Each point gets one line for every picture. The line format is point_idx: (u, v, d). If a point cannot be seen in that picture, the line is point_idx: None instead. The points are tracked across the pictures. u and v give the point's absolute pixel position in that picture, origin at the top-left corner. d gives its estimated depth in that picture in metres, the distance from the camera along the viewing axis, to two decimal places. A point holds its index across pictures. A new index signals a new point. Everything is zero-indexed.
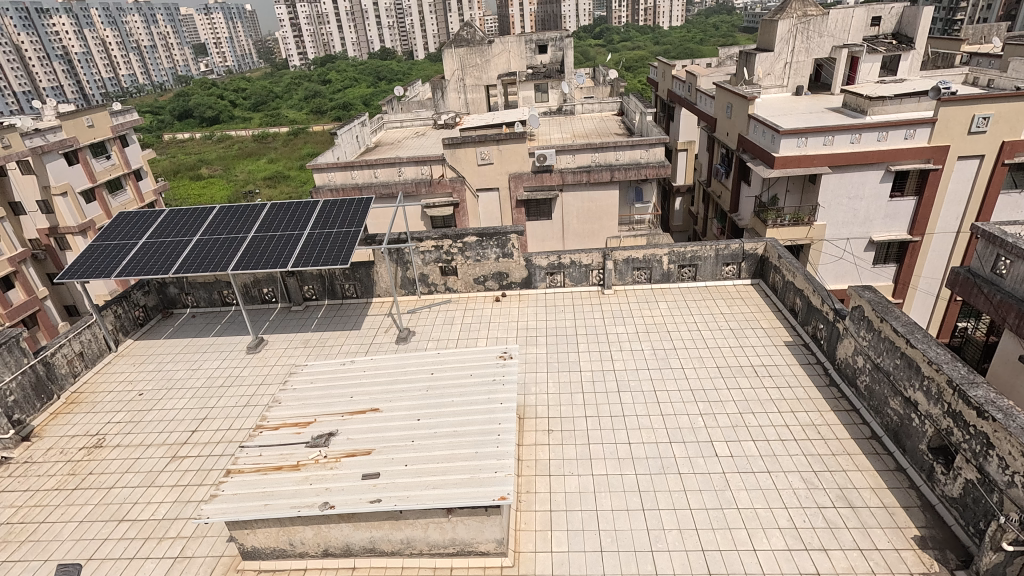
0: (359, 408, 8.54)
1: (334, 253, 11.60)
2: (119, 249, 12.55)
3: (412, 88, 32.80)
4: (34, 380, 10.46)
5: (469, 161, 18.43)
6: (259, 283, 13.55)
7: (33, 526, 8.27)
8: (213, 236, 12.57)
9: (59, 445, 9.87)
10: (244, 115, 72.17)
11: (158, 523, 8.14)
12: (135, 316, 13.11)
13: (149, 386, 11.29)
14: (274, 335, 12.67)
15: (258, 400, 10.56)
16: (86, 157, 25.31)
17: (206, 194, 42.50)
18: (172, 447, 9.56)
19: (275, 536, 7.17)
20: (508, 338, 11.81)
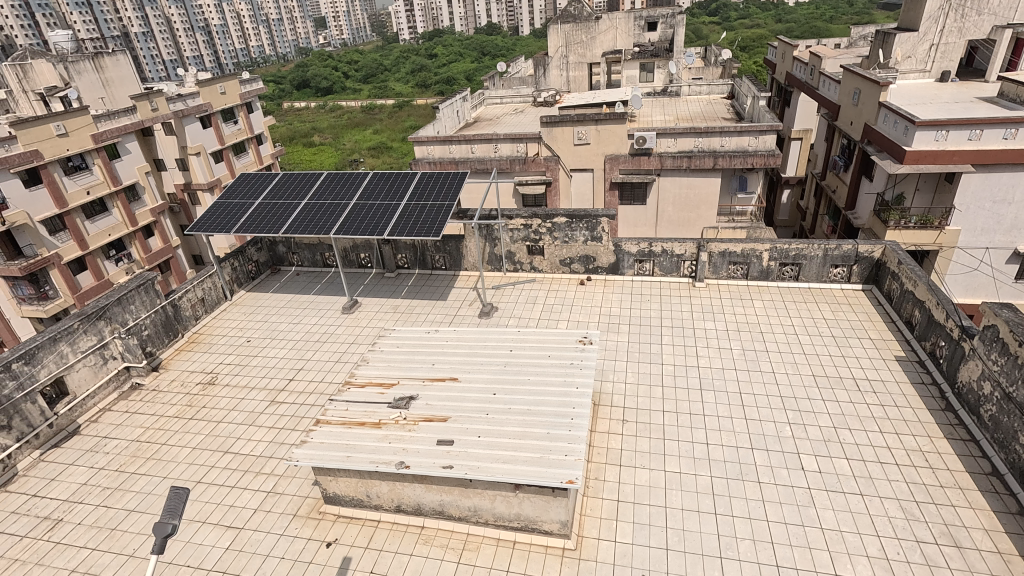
0: (439, 376, 8.86)
1: (427, 225, 11.98)
2: (239, 207, 13.75)
3: (515, 65, 32.80)
4: (164, 319, 11.80)
5: (566, 141, 18.23)
6: (357, 249, 14.35)
7: (156, 447, 9.43)
8: (320, 201, 13.42)
9: (181, 378, 11.13)
10: (356, 86, 75.77)
11: (256, 459, 9.00)
12: (248, 270, 14.35)
13: (257, 334, 12.39)
14: (367, 298, 13.40)
15: (349, 357, 11.28)
16: (217, 121, 27.80)
17: (316, 161, 45.35)
18: (272, 392, 10.49)
19: (355, 486, 7.69)
20: (590, 323, 11.67)
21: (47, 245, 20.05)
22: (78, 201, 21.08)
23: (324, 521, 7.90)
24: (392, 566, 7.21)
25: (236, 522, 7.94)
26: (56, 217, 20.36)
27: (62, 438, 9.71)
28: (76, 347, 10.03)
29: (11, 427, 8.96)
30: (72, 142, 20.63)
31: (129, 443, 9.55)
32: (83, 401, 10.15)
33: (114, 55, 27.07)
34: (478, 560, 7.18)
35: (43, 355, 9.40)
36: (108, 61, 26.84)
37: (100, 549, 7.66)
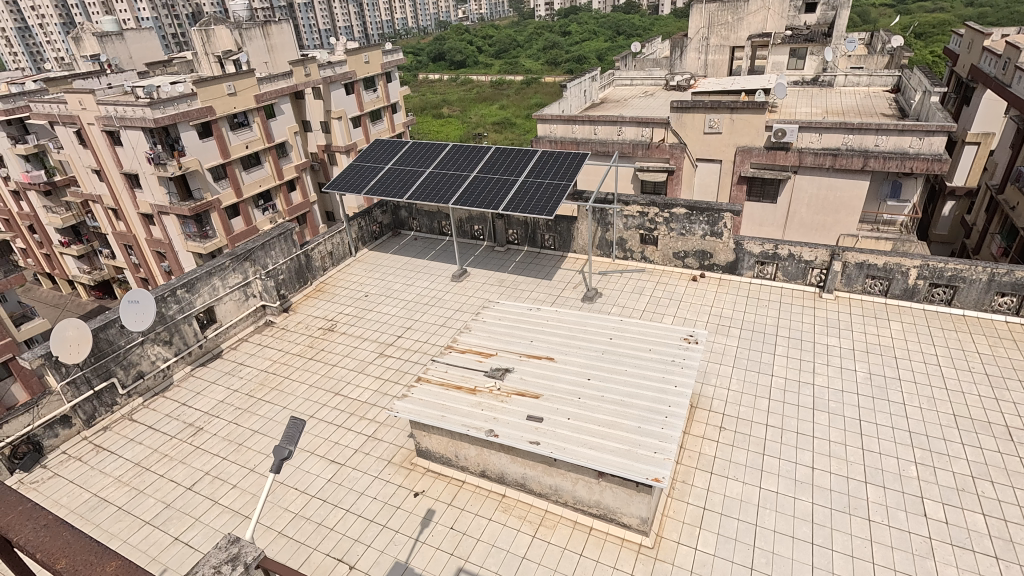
0: (536, 353, 8.99)
1: (542, 203, 12.02)
2: (370, 170, 14.74)
3: (650, 46, 31.56)
4: (297, 267, 13.06)
5: (695, 128, 17.26)
6: (472, 221, 14.82)
7: (280, 379, 10.57)
8: (443, 171, 13.98)
9: (306, 321, 12.31)
10: (488, 61, 77.14)
11: (361, 404, 9.78)
12: (372, 230, 15.39)
13: (373, 291, 13.30)
14: (476, 269, 13.84)
15: (454, 323, 11.77)
16: (359, 89, 29.79)
17: (443, 133, 47.13)
18: (381, 345, 11.28)
19: (445, 445, 8.10)
20: (697, 322, 11.14)
21: (211, 191, 22.91)
22: (238, 154, 23.76)
23: (414, 471, 8.43)
24: (471, 526, 7.54)
25: (339, 458, 8.72)
26: (220, 167, 23.15)
27: (208, 359, 11.20)
28: (226, 282, 11.41)
29: (170, 343, 10.52)
30: (239, 101, 23.23)
31: (260, 372, 10.80)
32: (227, 330, 11.60)
33: (280, 23, 29.92)
34: (553, 538, 7.29)
35: (200, 285, 10.83)
36: (274, 29, 29.67)
37: (227, 460, 8.80)
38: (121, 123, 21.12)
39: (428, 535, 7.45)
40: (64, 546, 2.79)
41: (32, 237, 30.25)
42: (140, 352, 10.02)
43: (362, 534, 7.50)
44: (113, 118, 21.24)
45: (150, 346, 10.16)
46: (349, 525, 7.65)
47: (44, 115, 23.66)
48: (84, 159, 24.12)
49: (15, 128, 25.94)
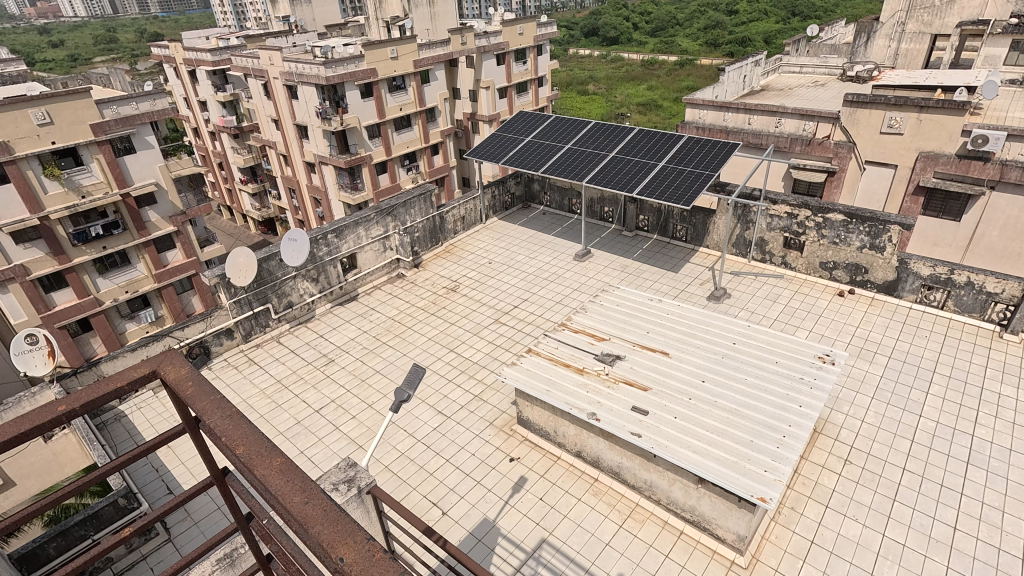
0: (650, 345, 8.72)
1: (680, 192, 11.46)
2: (511, 141, 15.06)
3: (829, 30, 28.26)
4: (431, 227, 13.80)
5: (869, 126, 15.34)
6: (603, 202, 14.61)
7: (404, 328, 11.38)
8: (581, 148, 13.86)
9: (432, 279, 13.05)
10: (642, 38, 74.01)
11: (472, 364, 10.25)
12: (504, 200, 15.77)
13: (497, 259, 13.69)
14: (600, 252, 13.68)
15: (570, 302, 11.78)
16: (510, 60, 30.20)
17: (584, 110, 46.50)
18: (497, 312, 11.66)
19: (546, 419, 8.25)
20: (836, 342, 10.08)
21: (365, 147, 24.86)
22: (392, 115, 25.42)
23: (513, 437, 8.71)
24: (559, 501, 7.66)
25: (445, 410, 9.26)
26: (375, 126, 24.96)
27: (345, 300, 12.34)
28: (369, 233, 12.38)
29: (317, 280, 11.71)
30: (399, 65, 24.74)
31: (386, 319, 11.71)
32: (364, 276, 12.68)
33: None
34: (640, 532, 7.17)
35: (348, 232, 11.86)
36: None
37: (351, 392, 9.74)
38: (300, 79, 23.51)
39: (517, 500, 7.70)
40: (243, 432, 2.25)
41: (220, 174, 35.14)
42: (292, 285, 11.28)
43: (457, 485, 7.95)
44: (293, 74, 23.70)
45: (300, 281, 11.40)
46: (447, 474, 8.14)
47: (241, 68, 27.02)
48: (267, 109, 27.26)
49: (218, 78, 29.97)
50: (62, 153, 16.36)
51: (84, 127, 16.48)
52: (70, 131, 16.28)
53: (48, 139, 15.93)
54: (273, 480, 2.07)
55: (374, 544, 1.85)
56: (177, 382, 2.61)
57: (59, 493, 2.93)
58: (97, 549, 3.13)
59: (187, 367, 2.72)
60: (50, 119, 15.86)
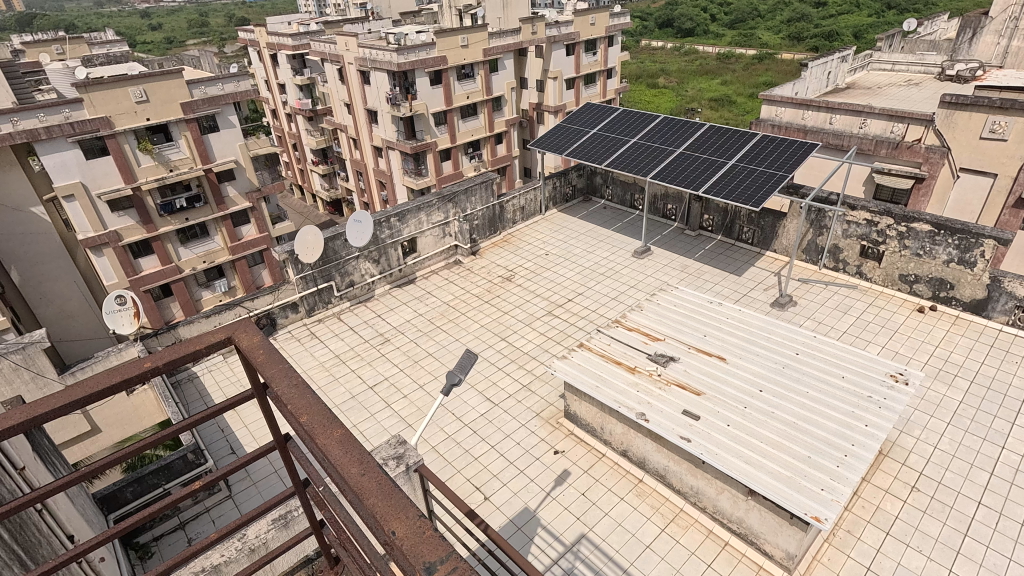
0: (707, 349, 8.46)
1: (749, 192, 10.99)
2: (576, 133, 14.91)
3: (929, 25, 26.14)
4: (491, 215, 13.90)
5: (967, 130, 14.13)
6: (667, 198, 14.25)
7: (458, 314, 11.57)
8: (647, 143, 13.54)
9: (489, 267, 13.16)
10: (719, 31, 71.07)
11: (523, 355, 10.29)
12: (565, 192, 15.64)
13: (554, 251, 13.63)
14: (660, 250, 13.36)
15: (626, 299, 11.58)
16: (580, 51, 29.78)
17: (653, 104, 45.31)
18: (551, 304, 11.64)
19: (594, 415, 8.19)
20: (911, 361, 9.42)
21: (431, 134, 25.29)
22: (459, 103, 25.69)
23: (559, 430, 8.70)
24: (601, 499, 7.61)
25: (493, 398, 9.37)
26: (442, 113, 25.31)
27: (404, 283, 12.65)
28: (430, 218, 12.61)
29: (378, 262, 12.06)
30: (469, 53, 24.94)
31: (442, 304, 11.93)
32: (423, 260, 12.94)
33: None
34: (682, 539, 7.02)
35: (410, 217, 12.14)
36: None
37: (404, 373, 10.02)
38: (373, 65, 24.16)
39: (559, 493, 7.70)
40: (308, 402, 2.24)
41: (294, 154, 36.73)
42: (354, 265, 11.68)
43: (500, 472, 8.05)
44: (367, 60, 24.35)
45: (362, 261, 11.78)
46: (492, 460, 8.25)
47: (318, 53, 28.04)
48: (340, 93, 28.19)
49: (297, 62, 31.24)
50: (155, 129, 17.60)
51: (175, 106, 17.68)
52: (163, 109, 17.49)
53: (143, 115, 17.17)
54: (333, 451, 2.02)
55: (425, 522, 1.78)
56: (250, 349, 2.70)
57: (140, 445, 3.16)
58: (168, 499, 3.38)
59: (260, 337, 2.82)
60: (147, 97, 17.09)
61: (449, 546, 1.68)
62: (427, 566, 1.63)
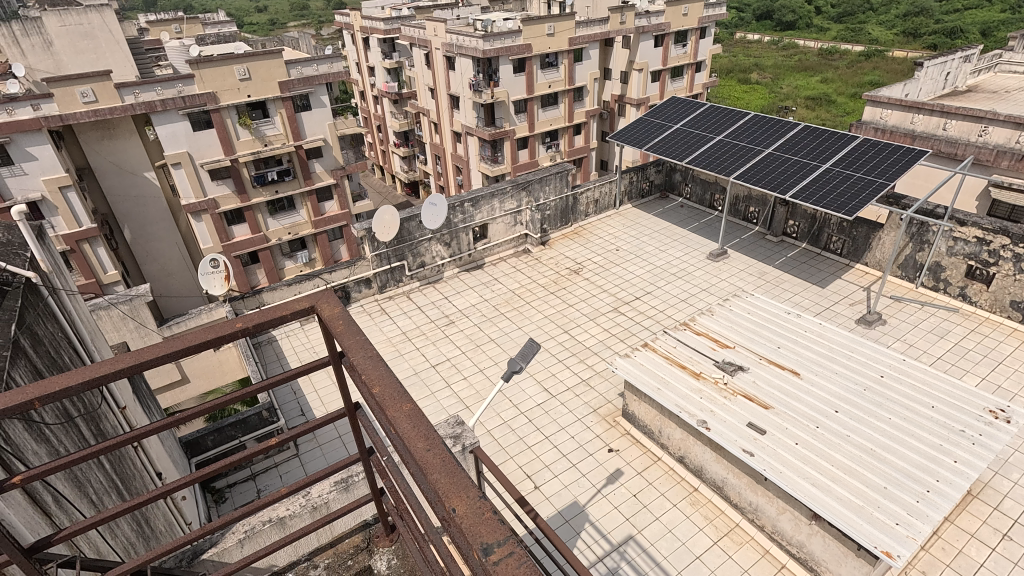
0: (780, 361, 8.04)
1: (842, 200, 10.26)
2: (658, 127, 14.50)
3: None
4: (564, 206, 13.81)
5: None
6: (749, 200, 13.59)
7: (522, 302, 11.63)
8: (734, 141, 12.94)
9: (557, 258, 13.10)
10: (824, 24, 66.31)
11: (584, 349, 10.22)
12: (642, 188, 15.26)
13: (625, 247, 13.36)
14: (738, 253, 12.79)
15: (696, 303, 11.19)
16: (669, 42, 28.73)
17: (743, 101, 43.15)
18: (617, 301, 11.45)
19: (652, 417, 8.02)
20: (1015, 397, 8.52)
21: (510, 122, 25.38)
22: (540, 92, 25.57)
23: (615, 428, 8.59)
24: (652, 502, 7.46)
25: (552, 389, 9.38)
26: (523, 101, 25.31)
27: (472, 267, 12.85)
28: (503, 205, 12.70)
29: (449, 245, 12.30)
30: (554, 41, 24.72)
31: (508, 291, 12.03)
32: (493, 247, 13.07)
33: None
34: (736, 554, 6.77)
35: (483, 203, 12.28)
36: None
37: (466, 355, 10.23)
38: (459, 51, 24.49)
39: (611, 491, 7.63)
40: (380, 373, 2.17)
41: (378, 135, 38.03)
42: (426, 246, 11.99)
43: (553, 463, 8.08)
44: (454, 45, 24.73)
45: (435, 243, 12.07)
46: (545, 450, 8.29)
47: (408, 37, 28.77)
48: (426, 78, 28.83)
49: (387, 46, 32.18)
50: (254, 106, 18.78)
51: (274, 84, 18.76)
52: (263, 87, 18.61)
53: (245, 92, 18.34)
54: (401, 424, 1.94)
55: (486, 503, 1.67)
56: (330, 319, 2.67)
57: (222, 400, 3.20)
58: (246, 452, 3.38)
59: (341, 308, 2.77)
60: (250, 75, 18.25)
61: (508, 529, 1.56)
62: (483, 548, 1.53)
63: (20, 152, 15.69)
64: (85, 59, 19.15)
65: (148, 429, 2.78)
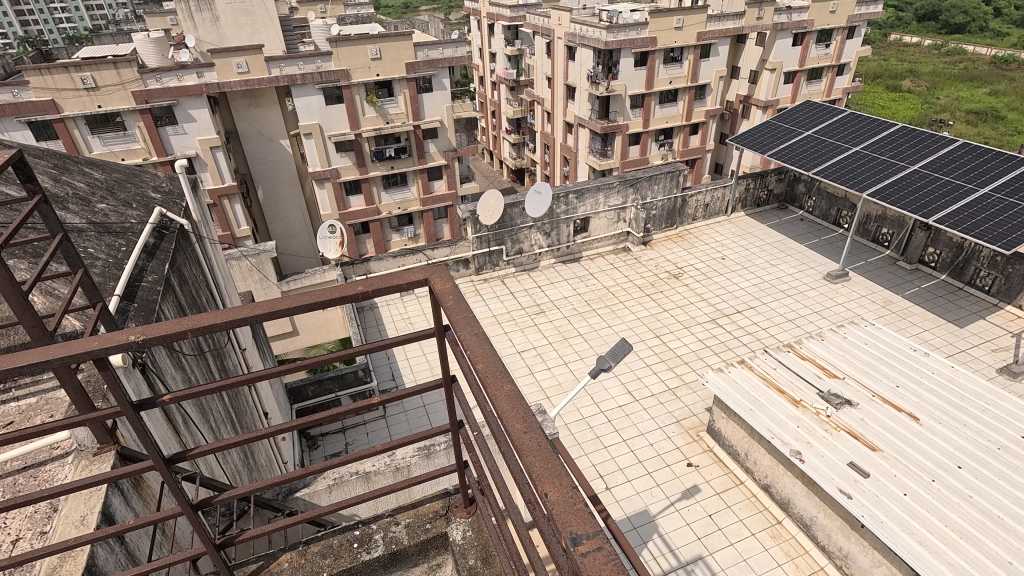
0: (896, 402, 7.26)
1: (998, 230, 8.96)
2: (787, 132, 13.54)
3: None
4: (671, 208, 13.31)
5: None
6: (883, 221, 12.32)
7: (616, 300, 11.43)
8: (873, 154, 11.78)
9: (658, 261, 12.67)
10: (1001, 28, 57.91)
11: (675, 357, 9.86)
12: (758, 196, 14.33)
13: (732, 257, 12.65)
14: (860, 278, 11.68)
15: (805, 325, 10.38)
16: (809, 42, 26.54)
17: (888, 111, 39.05)
18: (717, 313, 10.90)
19: (739, 438, 7.61)
20: None
21: (624, 116, 24.82)
22: (660, 87, 24.71)
23: (698, 443, 8.24)
24: (728, 526, 7.10)
25: (635, 393, 9.16)
26: (640, 96, 24.62)
27: (569, 260, 12.78)
28: (608, 201, 12.49)
29: (548, 235, 12.31)
30: (682, 36, 23.66)
31: (602, 288, 11.86)
32: (592, 241, 12.91)
33: None
34: None
35: (588, 196, 12.16)
36: None
37: (552, 346, 10.27)
38: (581, 41, 24.26)
39: (684, 506, 7.35)
40: (485, 351, 2.19)
41: (491, 121, 38.80)
42: (526, 234, 12.10)
43: (627, 467, 7.92)
44: (576, 35, 24.55)
45: (535, 232, 12.14)
46: (621, 453, 8.14)
47: (532, 25, 28.95)
48: (544, 66, 28.90)
49: (511, 33, 32.57)
50: (382, 84, 19.88)
51: (401, 65, 19.68)
52: (391, 67, 19.61)
53: (375, 71, 19.46)
54: (500, 403, 1.96)
55: (579, 493, 1.66)
56: (442, 292, 2.53)
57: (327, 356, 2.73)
58: (335, 411, 2.90)
59: (453, 281, 2.62)
60: (381, 55, 19.30)
61: (599, 524, 1.55)
62: (572, 537, 1.52)
63: (183, 113, 17.84)
64: (243, 33, 21.22)
65: (260, 374, 2.45)
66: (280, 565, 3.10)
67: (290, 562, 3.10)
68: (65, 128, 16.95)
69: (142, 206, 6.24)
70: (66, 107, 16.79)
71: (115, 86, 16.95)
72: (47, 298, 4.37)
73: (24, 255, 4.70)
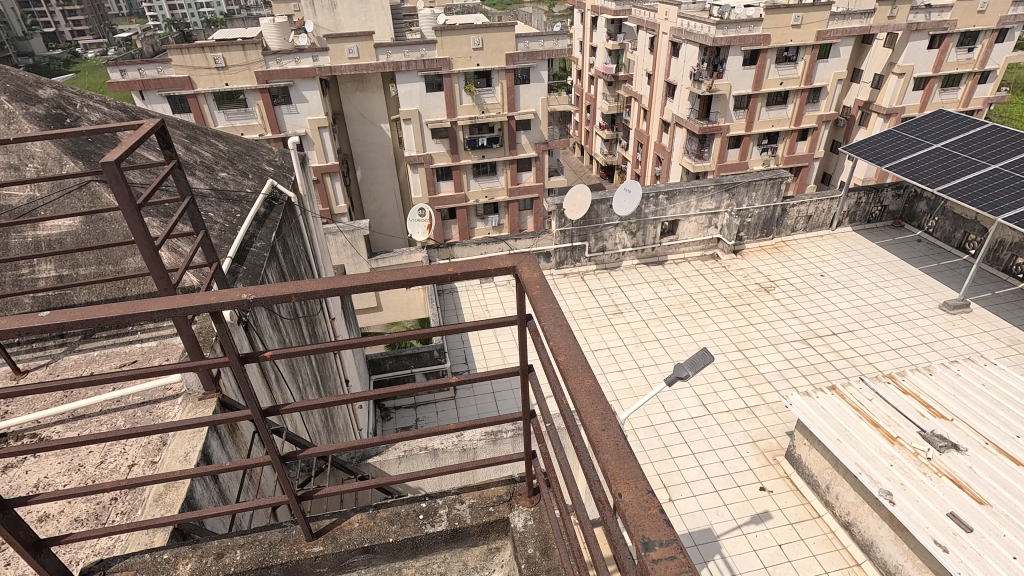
0: (1014, 454, 6.44)
1: None
2: (911, 144, 12.33)
3: None
4: (768, 216, 12.56)
5: None
6: (1019, 249, 10.96)
7: (698, 308, 11.00)
8: (1016, 173, 10.44)
9: (748, 271, 12.02)
10: None
11: (756, 374, 9.34)
12: (870, 212, 13.17)
13: (832, 274, 11.75)
14: (983, 310, 10.49)
15: (911, 356, 9.46)
16: (949, 44, 23.90)
17: None
18: (808, 332, 10.19)
19: (822, 468, 7.12)
20: None
21: (726, 117, 23.66)
22: (769, 88, 23.27)
23: (773, 467, 7.79)
24: (799, 559, 6.67)
25: (710, 406, 8.78)
26: (746, 97, 23.33)
27: (653, 262, 12.42)
28: (700, 204, 11.99)
29: (634, 235, 12.01)
30: (800, 34, 22.08)
31: (685, 294, 11.43)
32: (679, 245, 12.42)
33: None
34: None
35: (679, 198, 11.75)
36: None
37: (626, 348, 10.08)
38: (687, 37, 23.36)
39: (752, 531, 6.99)
40: (567, 343, 2.17)
41: (586, 116, 38.32)
42: (611, 232, 11.88)
43: (693, 481, 7.64)
44: (683, 31, 23.67)
45: (620, 231, 11.89)
46: (689, 465, 7.86)
47: (636, 19, 28.24)
48: (645, 62, 28.14)
49: (614, 27, 31.89)
50: (481, 74, 20.15)
51: (501, 56, 19.87)
52: (491, 57, 19.84)
53: (475, 61, 19.78)
54: (580, 398, 1.93)
55: (654, 498, 1.61)
56: (528, 281, 2.50)
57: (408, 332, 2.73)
58: (414, 385, 2.91)
59: (540, 271, 2.57)
60: (482, 45, 19.56)
61: (674, 534, 1.51)
62: (643, 542, 1.49)
63: (298, 94, 19.14)
64: (357, 20, 22.35)
65: (347, 342, 2.49)
66: (351, 524, 3.26)
67: (360, 523, 3.26)
68: (197, 102, 18.70)
69: (257, 178, 6.79)
70: (199, 84, 18.52)
71: (241, 66, 18.45)
72: (172, 255, 4.87)
73: (157, 215, 5.27)
